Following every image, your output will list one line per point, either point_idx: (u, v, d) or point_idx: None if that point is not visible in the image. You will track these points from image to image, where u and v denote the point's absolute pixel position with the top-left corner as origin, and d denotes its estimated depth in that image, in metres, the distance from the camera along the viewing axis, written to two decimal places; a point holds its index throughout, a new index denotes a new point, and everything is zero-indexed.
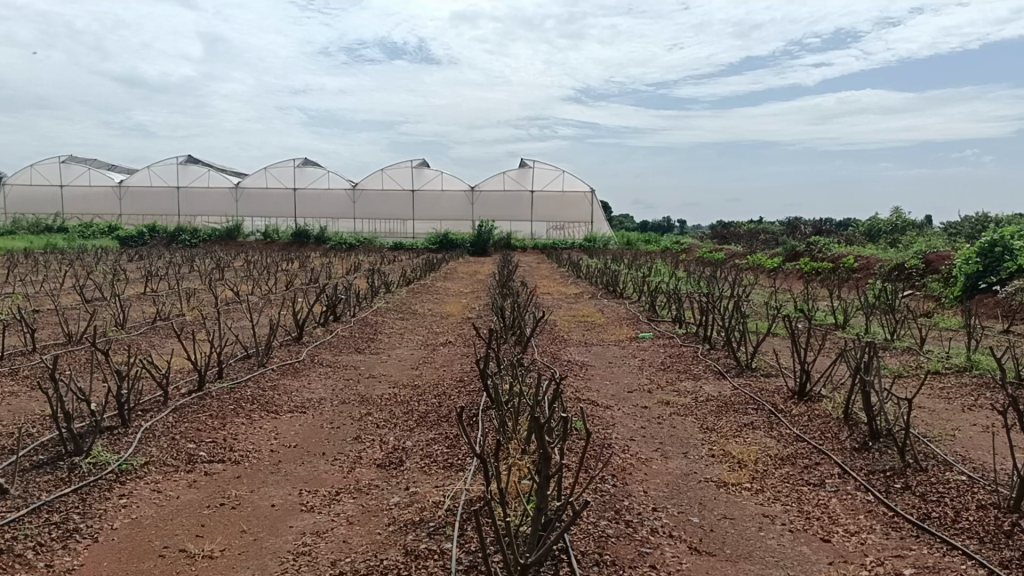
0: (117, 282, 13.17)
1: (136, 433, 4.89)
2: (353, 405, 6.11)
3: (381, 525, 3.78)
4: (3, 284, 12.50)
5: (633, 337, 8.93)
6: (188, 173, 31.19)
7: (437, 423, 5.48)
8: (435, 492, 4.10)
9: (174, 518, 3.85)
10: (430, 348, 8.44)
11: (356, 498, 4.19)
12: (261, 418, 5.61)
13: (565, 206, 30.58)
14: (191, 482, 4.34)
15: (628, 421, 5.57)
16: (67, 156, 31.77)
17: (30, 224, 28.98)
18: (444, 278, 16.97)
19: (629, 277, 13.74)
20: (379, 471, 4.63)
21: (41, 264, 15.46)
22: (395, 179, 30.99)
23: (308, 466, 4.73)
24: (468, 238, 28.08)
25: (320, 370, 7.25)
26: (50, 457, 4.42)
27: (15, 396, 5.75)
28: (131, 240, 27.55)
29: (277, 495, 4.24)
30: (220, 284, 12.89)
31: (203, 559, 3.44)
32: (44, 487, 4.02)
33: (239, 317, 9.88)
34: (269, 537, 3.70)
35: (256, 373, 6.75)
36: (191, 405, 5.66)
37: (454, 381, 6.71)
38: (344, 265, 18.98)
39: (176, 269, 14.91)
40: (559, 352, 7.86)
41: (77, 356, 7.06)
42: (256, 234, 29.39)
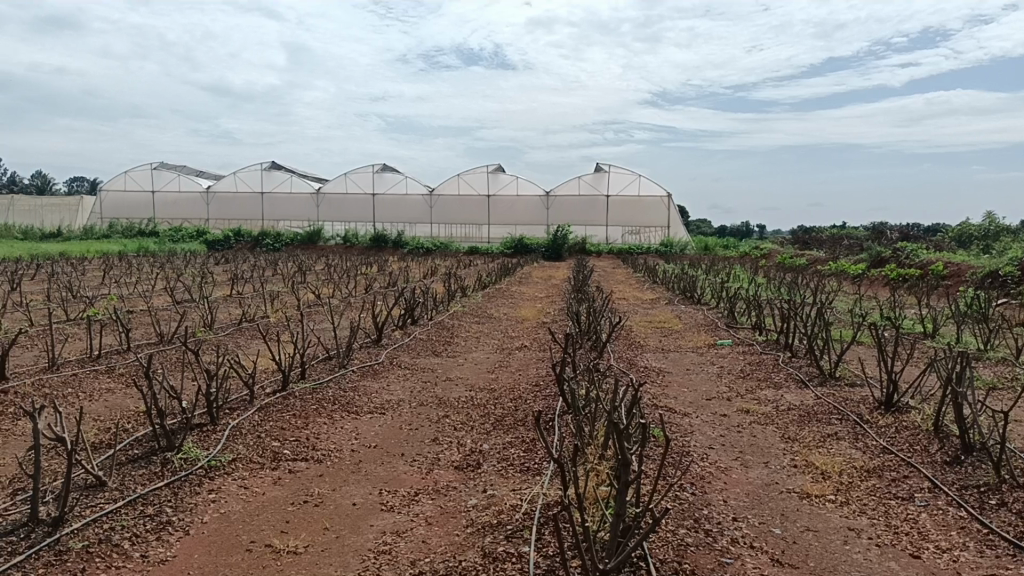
0: (205, 283, 13.59)
1: (225, 430, 5.06)
2: (431, 407, 6.19)
3: (459, 527, 3.82)
4: (99, 286, 13.04)
5: (712, 344, 8.78)
6: (271, 179, 32.00)
7: (514, 427, 5.51)
8: (513, 496, 4.12)
9: (260, 514, 3.96)
10: (505, 352, 8.47)
11: (435, 499, 4.24)
12: (342, 418, 5.74)
13: (641, 210, 30.35)
14: (276, 478, 4.47)
15: (708, 429, 5.49)
16: (159, 163, 33.01)
17: (124, 229, 30.24)
18: (519, 283, 16.99)
19: (708, 284, 13.53)
20: (457, 473, 4.68)
21: (135, 267, 16.09)
22: (472, 184, 31.23)
23: (388, 466, 4.81)
24: (544, 243, 28.11)
25: (399, 372, 7.35)
26: (145, 452, 4.61)
27: (112, 393, 6.02)
28: (217, 244, 28.45)
29: (359, 494, 4.32)
30: (302, 287, 13.19)
31: (288, 554, 3.54)
32: (140, 481, 4.18)
33: (321, 320, 10.12)
34: (350, 535, 3.77)
35: (337, 375, 6.90)
36: (276, 405, 5.82)
37: (530, 386, 6.72)
38: (421, 269, 19.21)
39: (260, 272, 15.33)
40: (636, 358, 7.80)
41: (169, 355, 7.34)
42: (336, 238, 29.99)
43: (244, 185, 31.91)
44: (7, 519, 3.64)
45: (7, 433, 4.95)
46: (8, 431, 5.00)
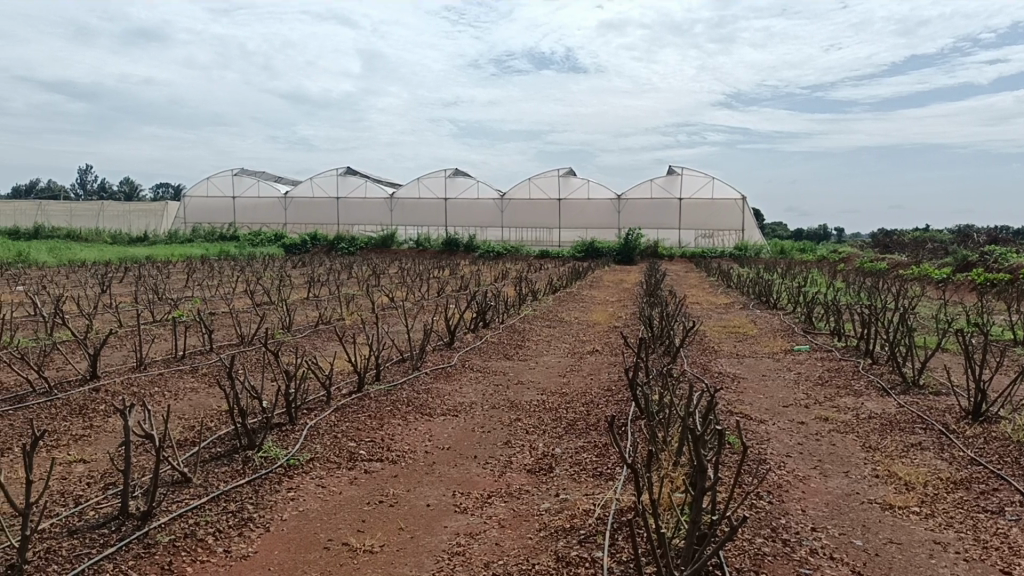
0: (283, 286, 13.93)
1: (303, 430, 5.18)
2: (503, 410, 6.21)
3: (533, 530, 3.83)
4: (183, 289, 13.48)
5: (788, 350, 8.60)
6: (346, 184, 32.61)
7: (586, 431, 5.50)
8: (585, 501, 4.11)
9: (337, 513, 4.04)
10: (577, 356, 8.45)
11: (508, 502, 4.26)
12: (416, 420, 5.81)
13: (715, 214, 29.91)
14: (352, 478, 4.54)
15: (785, 436, 5.39)
16: (240, 169, 33.98)
17: (206, 233, 31.19)
18: (589, 287, 16.91)
19: (784, 288, 13.26)
20: (530, 476, 4.69)
21: (218, 269, 16.59)
22: (543, 188, 31.28)
23: (461, 469, 4.84)
24: (615, 247, 27.93)
25: (471, 374, 7.40)
26: (227, 450, 4.75)
27: (196, 392, 6.22)
28: (294, 248, 29.12)
29: (433, 496, 4.37)
30: (377, 291, 13.41)
31: (364, 554, 3.59)
32: (222, 478, 4.31)
33: (395, 322, 10.27)
34: (425, 536, 3.82)
35: (411, 377, 6.99)
36: (352, 406, 5.94)
37: (602, 390, 6.68)
38: (492, 273, 19.29)
39: (336, 276, 15.63)
40: (711, 363, 7.69)
41: (249, 356, 7.55)
42: (409, 241, 30.36)
43: (320, 190, 32.61)
44: (98, 512, 3.79)
45: (99, 429, 5.17)
46: (100, 427, 5.21)
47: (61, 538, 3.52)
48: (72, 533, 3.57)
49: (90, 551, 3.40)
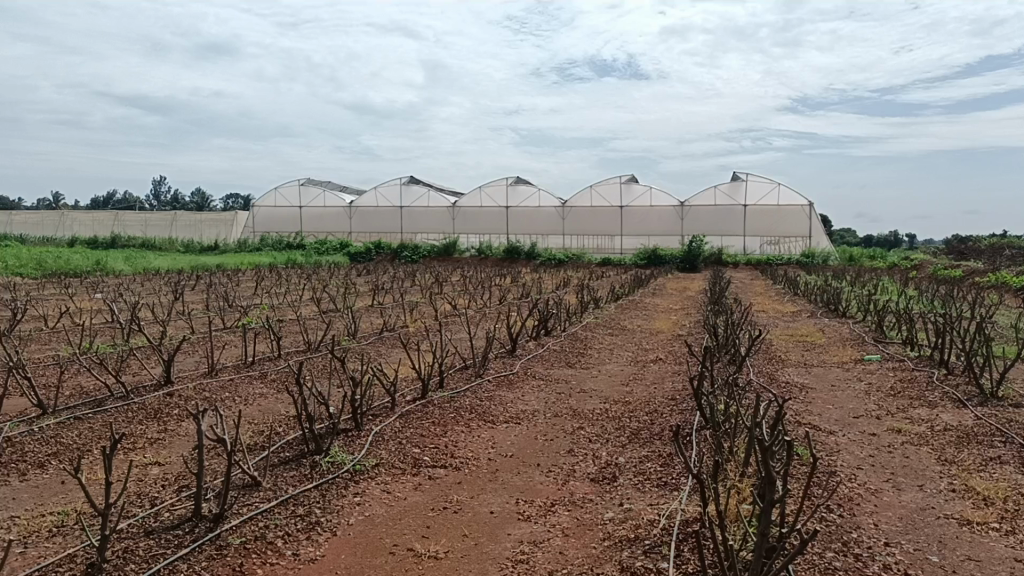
0: (349, 294, 14.15)
1: (368, 436, 5.25)
2: (566, 418, 6.20)
3: (597, 539, 3.82)
4: (252, 297, 13.79)
5: (858, 359, 8.39)
6: (409, 193, 32.99)
7: (650, 440, 5.45)
8: (650, 511, 4.08)
9: (402, 518, 4.07)
10: (640, 365, 8.38)
11: (571, 511, 4.24)
12: (480, 427, 5.84)
13: (781, 220, 29.38)
14: (416, 485, 4.58)
15: (856, 448, 5.25)
16: (306, 179, 34.65)
17: (274, 242, 31.87)
18: (652, 295, 16.78)
19: (854, 296, 12.96)
20: (593, 485, 4.66)
21: (285, 277, 16.92)
22: (604, 195, 31.16)
23: (524, 476, 4.84)
24: (678, 254, 27.62)
25: (533, 382, 7.40)
26: (295, 455, 4.85)
27: (265, 397, 6.36)
28: (359, 256, 29.55)
29: (496, 503, 4.38)
30: (440, 298, 13.53)
31: (429, 559, 3.62)
32: (290, 482, 4.40)
33: (458, 330, 10.35)
34: (489, 543, 3.83)
35: (474, 384, 7.03)
36: (416, 412, 6.00)
37: (666, 400, 6.62)
38: (554, 281, 19.27)
39: (400, 283, 15.83)
40: (777, 373, 7.55)
41: (316, 362, 7.70)
42: (471, 249, 30.53)
43: (384, 199, 33.05)
44: (173, 513, 3.90)
45: (173, 433, 5.32)
46: (174, 431, 5.36)
47: (137, 538, 3.63)
48: (148, 534, 3.68)
49: (166, 551, 3.50)
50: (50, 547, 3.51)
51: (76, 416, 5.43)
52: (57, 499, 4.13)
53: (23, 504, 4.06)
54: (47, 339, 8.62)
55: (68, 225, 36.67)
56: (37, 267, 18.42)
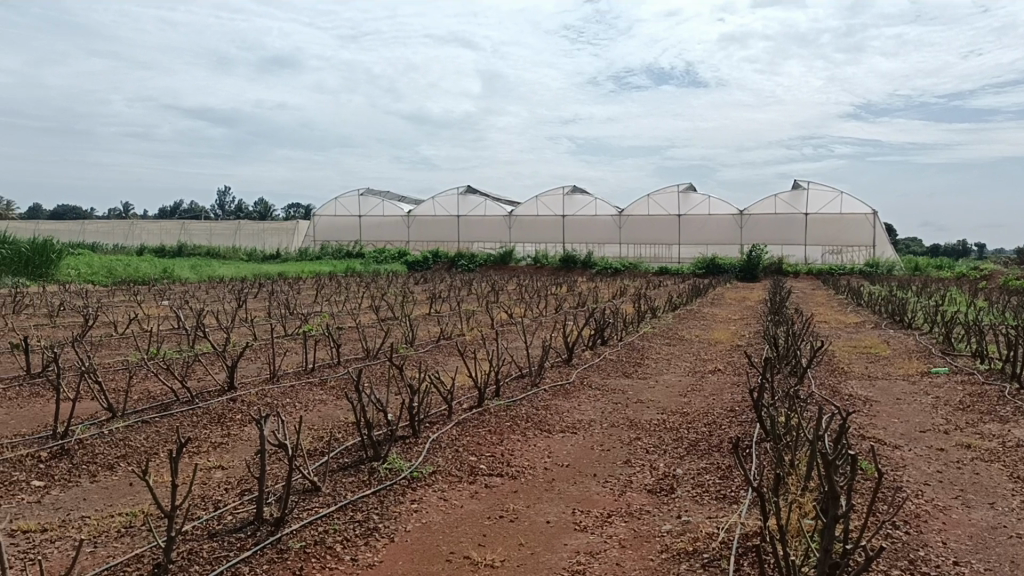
0: (406, 303, 14.28)
1: (426, 443, 5.30)
2: (623, 429, 6.15)
3: (654, 551, 3.78)
4: (313, 304, 14.03)
5: (925, 372, 8.16)
6: (467, 202, 33.21)
7: (708, 452, 5.38)
8: (709, 524, 4.04)
9: (458, 526, 4.09)
10: (698, 375, 8.27)
11: (628, 522, 4.21)
12: (536, 436, 5.84)
13: (844, 229, 28.76)
14: (473, 492, 4.60)
15: (922, 463, 5.10)
16: (366, 189, 35.14)
17: (334, 250, 32.36)
18: (711, 304, 16.56)
19: (920, 307, 12.61)
20: (650, 497, 4.62)
21: (344, 286, 17.16)
22: (662, 204, 30.92)
23: (581, 486, 4.82)
24: (738, 264, 27.23)
25: (589, 392, 7.36)
26: (354, 461, 4.91)
27: (324, 403, 6.46)
28: (417, 265, 29.81)
29: (553, 512, 4.36)
30: (496, 308, 13.58)
31: (485, 568, 3.63)
32: (349, 487, 4.46)
33: (514, 338, 10.36)
34: (545, 552, 3.82)
35: (530, 393, 7.03)
36: (473, 420, 6.03)
37: (725, 411, 6.52)
38: (611, 290, 19.17)
39: (457, 292, 15.93)
40: (840, 386, 7.37)
41: (375, 369, 7.79)
42: (527, 258, 30.54)
43: (441, 208, 33.31)
44: (236, 516, 3.98)
45: (236, 437, 5.44)
46: (237, 435, 5.48)
47: (201, 540, 3.71)
48: (212, 536, 3.76)
49: (229, 553, 3.57)
50: (119, 547, 3.61)
51: (143, 420, 5.58)
52: (125, 500, 4.25)
53: (94, 504, 4.19)
54: (116, 344, 8.89)
55: (137, 234, 37.81)
56: (107, 275, 19.01)
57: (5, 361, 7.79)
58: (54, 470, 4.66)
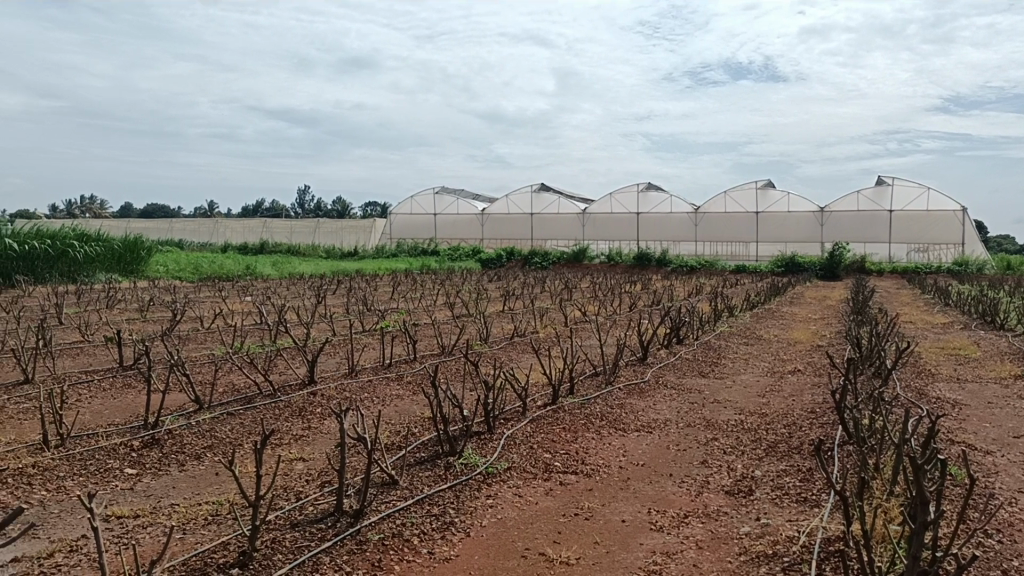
0: (481, 300, 14.38)
1: (501, 439, 5.33)
2: (699, 429, 6.06)
3: (732, 553, 3.72)
4: (390, 301, 14.27)
5: (1019, 375, 7.82)
6: (541, 200, 33.23)
7: (788, 454, 5.27)
8: (789, 527, 3.96)
9: (533, 523, 4.10)
10: (777, 376, 8.09)
11: (706, 523, 4.15)
12: (611, 434, 5.80)
13: (931, 226, 27.76)
14: (547, 490, 4.60)
15: (1016, 470, 4.88)
16: (440, 187, 35.48)
17: (409, 248, 32.76)
18: (791, 303, 16.21)
19: (1013, 307, 12.08)
20: (728, 498, 4.54)
21: (420, 283, 17.36)
22: (740, 201, 30.34)
23: (656, 486, 4.78)
24: (818, 262, 26.57)
25: (665, 391, 7.29)
26: (430, 455, 4.97)
27: (401, 398, 6.56)
28: (490, 262, 29.97)
29: (627, 511, 4.33)
30: (571, 305, 13.56)
31: (560, 565, 3.63)
32: (426, 481, 4.51)
33: (588, 336, 10.34)
34: (621, 551, 3.80)
35: (604, 391, 6.99)
36: (547, 417, 6.03)
37: (806, 413, 6.36)
38: (687, 288, 18.92)
39: (531, 289, 15.97)
40: (927, 388, 7.12)
41: (450, 365, 7.87)
42: (601, 255, 30.38)
43: (515, 206, 33.41)
44: (316, 507, 4.07)
45: (316, 430, 5.56)
46: (317, 428, 5.61)
47: (284, 530, 3.80)
48: (294, 526, 3.85)
49: (310, 543, 3.65)
50: (206, 535, 3.73)
51: (229, 412, 5.76)
52: (212, 489, 4.39)
53: (183, 492, 4.34)
54: (203, 338, 9.21)
55: (221, 232, 39.04)
56: (194, 272, 19.66)
57: (99, 354, 8.14)
58: (145, 458, 4.84)
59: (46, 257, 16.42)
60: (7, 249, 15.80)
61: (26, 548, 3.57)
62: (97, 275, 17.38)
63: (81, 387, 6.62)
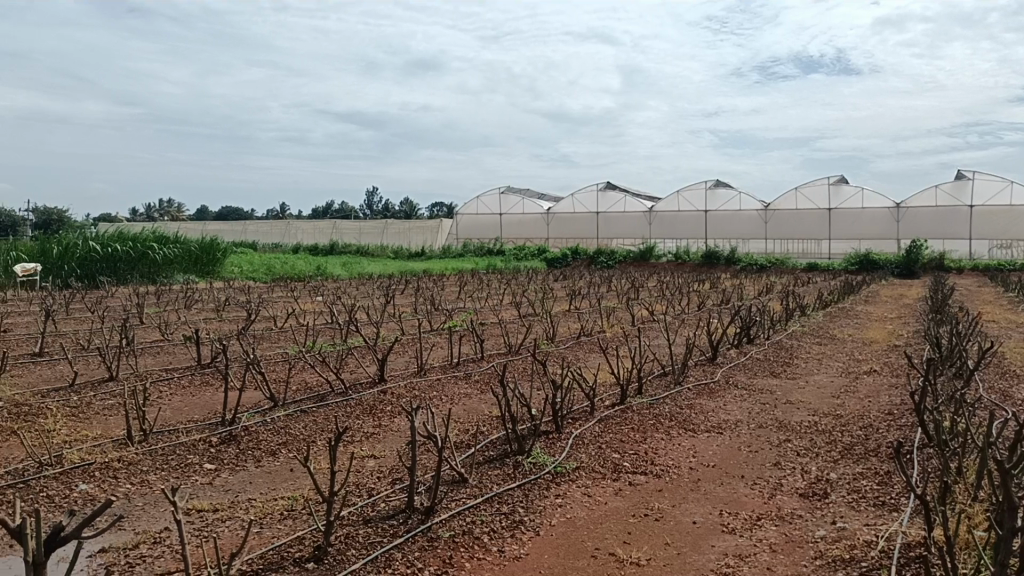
0: (547, 300, 14.38)
1: (569, 439, 5.32)
2: (771, 430, 5.95)
3: (807, 557, 3.65)
4: (457, 300, 14.37)
5: None
6: (607, 199, 33.03)
7: (865, 457, 5.13)
8: (867, 532, 3.86)
9: (603, 523, 4.08)
10: (852, 377, 7.89)
11: (779, 526, 4.07)
12: (680, 435, 5.74)
13: (1014, 221, 26.73)
14: (617, 490, 4.57)
15: None
16: (506, 187, 35.58)
17: (475, 247, 32.96)
18: (865, 302, 15.79)
19: None
20: (802, 501, 4.44)
21: (486, 283, 17.46)
22: (811, 197, 29.66)
23: (728, 488, 4.71)
24: (894, 260, 25.83)
25: (736, 392, 7.17)
26: (499, 454, 5.00)
27: (470, 397, 6.60)
28: (556, 261, 29.95)
29: (698, 513, 4.28)
30: (638, 304, 13.46)
31: (631, 565, 3.60)
32: (495, 480, 4.53)
33: (656, 336, 10.26)
34: (692, 553, 3.75)
35: (673, 392, 6.91)
36: (615, 417, 6.00)
37: (883, 415, 6.19)
38: (756, 287, 18.60)
39: (597, 289, 15.91)
40: (1012, 390, 6.85)
41: (518, 365, 7.90)
42: (668, 253, 30.04)
43: (581, 205, 33.28)
44: (388, 504, 4.13)
45: (387, 428, 5.64)
46: (387, 426, 5.69)
47: (357, 525, 3.87)
48: (366, 522, 3.92)
49: (383, 539, 3.71)
50: (282, 529, 3.82)
51: (302, 410, 5.88)
52: (287, 484, 4.49)
53: (259, 488, 4.45)
54: (277, 337, 9.44)
55: (293, 233, 39.88)
56: (267, 272, 20.14)
57: (179, 353, 8.40)
58: (223, 454, 4.98)
59: (128, 258, 17.03)
60: (92, 251, 16.45)
61: (113, 539, 3.72)
62: (175, 275, 17.96)
63: (162, 384, 6.85)
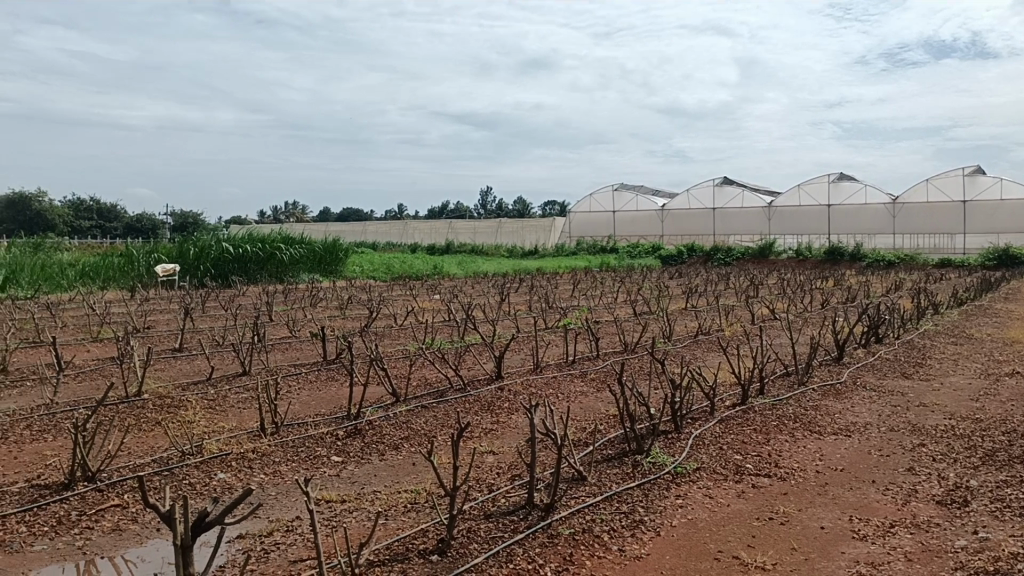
0: (663, 298, 14.16)
1: (688, 439, 5.23)
2: (904, 434, 5.67)
3: (947, 568, 3.47)
4: (572, 299, 14.34)
5: None
6: (723, 195, 32.18)
7: (1008, 464, 4.83)
8: (1012, 543, 3.64)
9: (726, 525, 3.99)
10: (993, 379, 7.42)
11: (915, 534, 3.88)
12: (805, 437, 5.55)
13: None
14: (740, 492, 4.46)
15: None
16: (619, 185, 35.28)
17: (589, 245, 32.84)
18: (1005, 300, 14.80)
19: None
20: (940, 509, 4.22)
21: (600, 282, 17.37)
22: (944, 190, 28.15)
23: (858, 493, 4.52)
24: None
25: (864, 394, 6.86)
26: (618, 453, 4.97)
27: (587, 396, 6.57)
28: (671, 259, 29.52)
29: (827, 518, 4.12)
30: (757, 302, 13.09)
31: (756, 569, 3.51)
32: (614, 479, 4.51)
33: (777, 335, 9.95)
34: (821, 560, 3.62)
35: (797, 392, 6.69)
36: (736, 418, 5.85)
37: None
38: (883, 285, 17.77)
39: (715, 287, 15.56)
40: None
41: (634, 364, 7.81)
42: (789, 250, 29.07)
43: (697, 202, 32.63)
44: (508, 500, 4.17)
45: (505, 424, 5.69)
46: (505, 422, 5.74)
47: (478, 520, 3.92)
48: (488, 517, 3.96)
49: (504, 534, 3.75)
50: (406, 521, 3.91)
51: (422, 406, 6.00)
52: (409, 478, 4.59)
53: (383, 480, 4.57)
54: (396, 334, 9.66)
55: (410, 233, 40.80)
56: (386, 272, 20.70)
57: (306, 349, 8.73)
58: (349, 447, 5.15)
59: (257, 258, 17.86)
60: (224, 251, 17.32)
61: (250, 526, 3.91)
62: (301, 275, 18.69)
63: (290, 379, 7.15)
